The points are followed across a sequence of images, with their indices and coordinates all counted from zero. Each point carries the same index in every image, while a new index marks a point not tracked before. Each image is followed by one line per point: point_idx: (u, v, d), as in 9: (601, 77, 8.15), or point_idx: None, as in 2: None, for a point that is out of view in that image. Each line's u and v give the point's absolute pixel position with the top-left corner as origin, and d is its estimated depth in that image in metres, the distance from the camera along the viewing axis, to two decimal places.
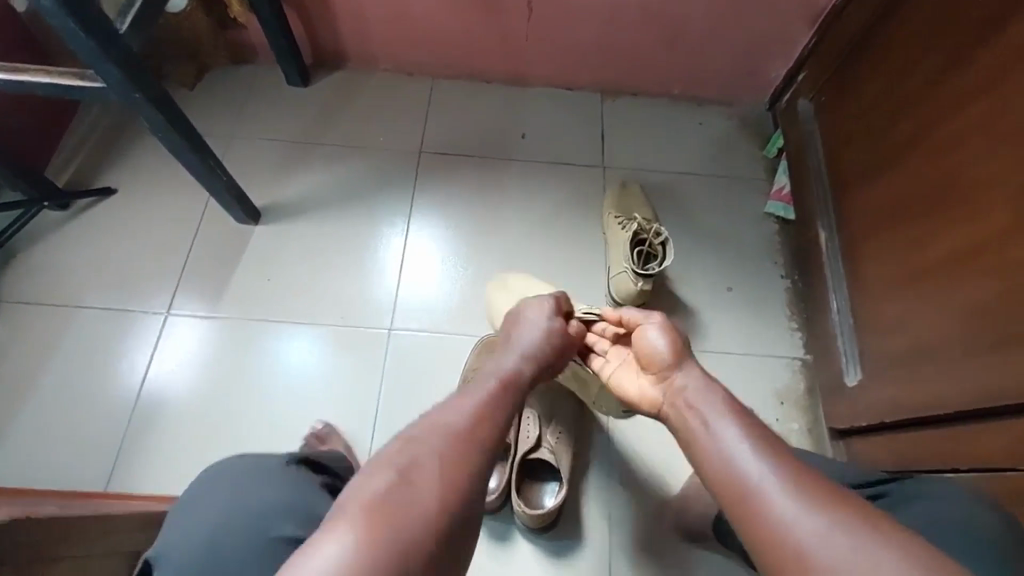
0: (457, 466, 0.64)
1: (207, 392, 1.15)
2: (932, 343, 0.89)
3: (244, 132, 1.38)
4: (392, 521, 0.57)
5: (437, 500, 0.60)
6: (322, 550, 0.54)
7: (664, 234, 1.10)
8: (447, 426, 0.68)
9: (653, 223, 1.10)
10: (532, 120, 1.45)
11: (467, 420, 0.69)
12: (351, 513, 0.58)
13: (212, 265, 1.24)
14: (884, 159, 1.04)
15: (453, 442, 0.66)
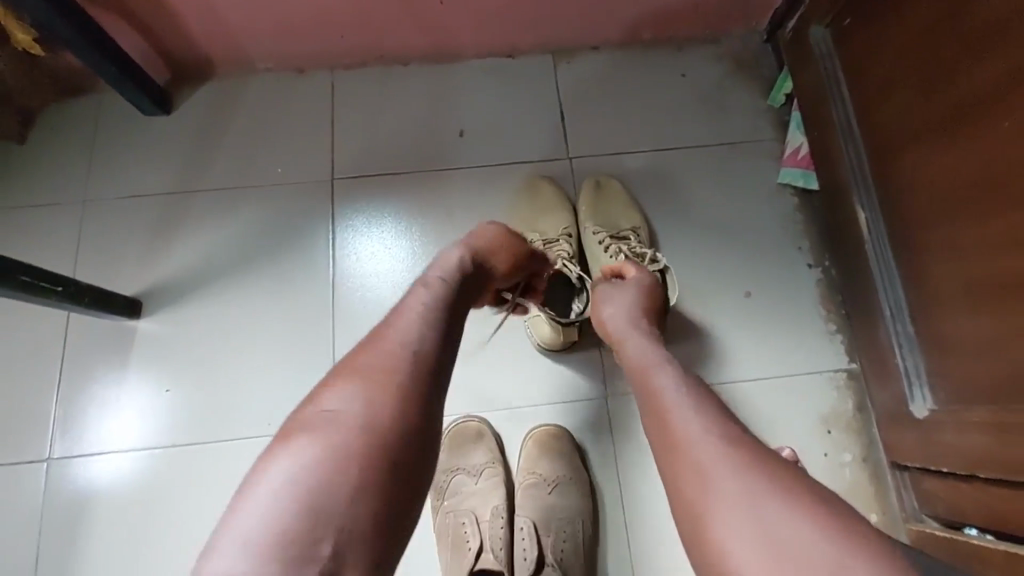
0: (399, 381, 0.58)
1: (123, 546, 0.92)
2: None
3: (101, 194, 1.06)
4: (325, 445, 0.53)
5: (377, 426, 0.55)
6: (253, 506, 0.51)
7: (660, 261, 0.93)
8: (389, 340, 0.60)
9: (647, 250, 0.95)
10: (471, 106, 1.12)
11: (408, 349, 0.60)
12: (287, 438, 0.54)
13: (97, 382, 0.98)
14: (948, 114, 0.74)
15: (396, 361, 0.59)
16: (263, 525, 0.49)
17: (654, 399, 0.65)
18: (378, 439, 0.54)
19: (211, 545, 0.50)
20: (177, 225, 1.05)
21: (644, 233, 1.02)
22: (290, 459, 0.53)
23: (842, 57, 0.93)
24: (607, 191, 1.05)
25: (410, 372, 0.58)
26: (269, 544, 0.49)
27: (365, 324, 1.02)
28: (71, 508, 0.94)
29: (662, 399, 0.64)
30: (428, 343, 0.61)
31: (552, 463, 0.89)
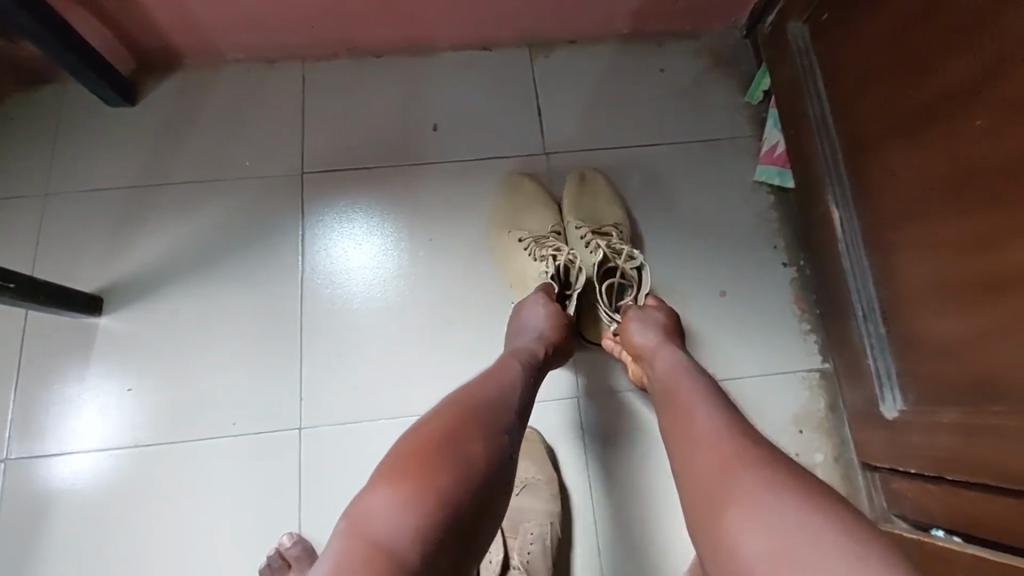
0: (497, 411, 0.65)
1: (86, 546, 0.90)
2: (1010, 381, 0.65)
3: (63, 187, 1.03)
4: (433, 473, 0.56)
5: (483, 446, 0.60)
6: (378, 504, 0.55)
7: (637, 257, 0.91)
8: (490, 393, 0.67)
9: (624, 247, 0.92)
10: (446, 101, 1.10)
11: (506, 389, 0.68)
12: (392, 468, 0.57)
13: (58, 379, 0.96)
14: (922, 113, 0.74)
15: (495, 398, 0.66)
16: (388, 528, 0.53)
17: (678, 402, 0.68)
18: (481, 474, 0.58)
19: (335, 544, 0.53)
20: (142, 219, 1.02)
21: (627, 229, 1.01)
22: (403, 485, 0.55)
23: (821, 54, 0.92)
24: (591, 186, 1.04)
25: (501, 415, 0.64)
26: (394, 540, 0.52)
27: (337, 324, 1.00)
28: (30, 507, 0.92)
29: (682, 402, 0.68)
30: (514, 394, 0.69)
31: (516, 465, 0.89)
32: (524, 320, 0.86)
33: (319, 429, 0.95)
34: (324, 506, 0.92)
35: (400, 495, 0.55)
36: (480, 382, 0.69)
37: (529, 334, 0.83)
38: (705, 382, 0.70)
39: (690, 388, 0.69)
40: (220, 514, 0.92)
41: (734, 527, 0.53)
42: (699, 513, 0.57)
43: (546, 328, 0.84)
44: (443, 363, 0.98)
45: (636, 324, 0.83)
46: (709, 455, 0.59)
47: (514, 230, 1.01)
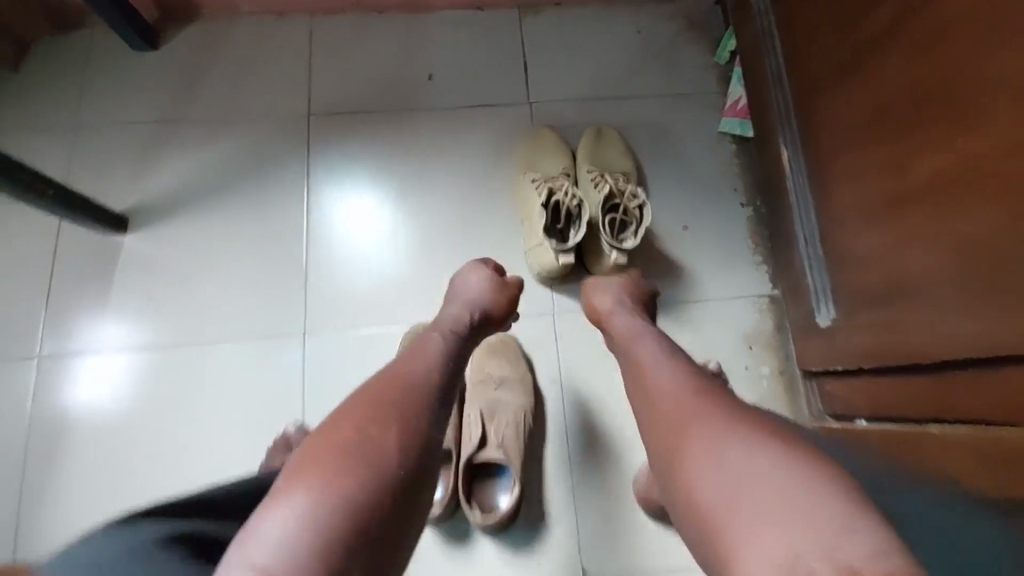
0: (409, 399, 0.64)
1: (108, 436, 1.01)
2: (913, 283, 0.75)
3: (91, 121, 1.13)
4: (337, 475, 0.56)
5: (390, 445, 0.60)
6: (273, 517, 0.53)
7: (641, 196, 0.93)
8: (405, 379, 0.67)
9: (628, 185, 0.94)
10: (441, 54, 1.20)
11: (424, 376, 0.68)
12: (298, 475, 0.56)
13: (87, 291, 1.06)
14: (855, 57, 0.84)
15: (405, 388, 0.65)
16: (290, 536, 0.52)
17: (640, 364, 0.72)
18: (410, 460, 0.60)
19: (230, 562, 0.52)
20: (162, 151, 1.12)
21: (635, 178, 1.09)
22: (308, 492, 0.55)
23: (776, 13, 1.03)
24: (606, 139, 1.13)
25: (417, 404, 0.64)
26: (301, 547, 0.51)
27: (338, 248, 1.10)
28: (60, 399, 1.02)
29: (642, 363, 0.72)
30: (434, 380, 0.68)
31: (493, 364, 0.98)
32: (464, 288, 0.86)
33: (321, 337, 1.06)
34: (325, 404, 1.03)
35: (301, 510, 0.53)
36: (399, 364, 0.69)
37: (471, 299, 0.83)
38: (663, 342, 0.74)
39: (647, 353, 0.72)
40: (231, 409, 1.03)
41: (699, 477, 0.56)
42: (667, 453, 0.61)
43: (486, 295, 0.85)
44: (433, 284, 1.08)
45: (599, 289, 0.87)
46: (670, 406, 0.63)
47: (530, 172, 1.09)
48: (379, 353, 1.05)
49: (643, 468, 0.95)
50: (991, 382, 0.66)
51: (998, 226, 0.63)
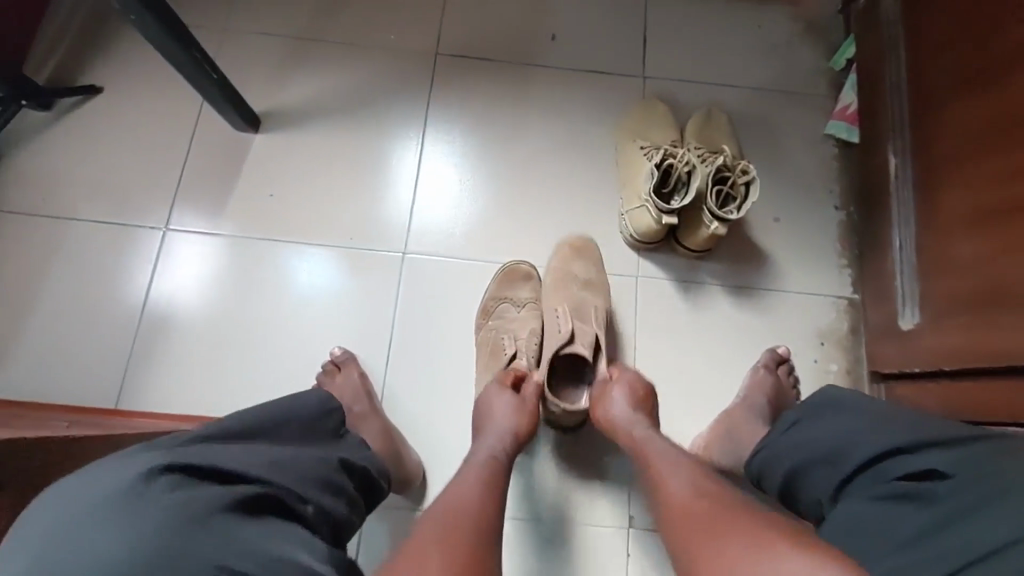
0: (475, 532, 0.62)
1: (211, 316, 1.08)
2: (1021, 288, 0.76)
3: (237, 28, 1.21)
4: None
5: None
6: None
7: (751, 172, 0.97)
8: (450, 506, 0.65)
9: (740, 161, 0.98)
10: (566, 19, 1.25)
11: (482, 507, 0.66)
12: None
13: (211, 181, 1.13)
14: (991, 67, 0.85)
15: (466, 518, 0.64)
16: None
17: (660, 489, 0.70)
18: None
19: None
20: (298, 65, 1.20)
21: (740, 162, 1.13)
22: None
23: (905, 23, 1.04)
24: (715, 123, 1.16)
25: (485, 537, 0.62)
26: None
27: (444, 181, 1.16)
28: (173, 274, 1.10)
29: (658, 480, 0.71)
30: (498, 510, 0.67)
31: (581, 263, 1.07)
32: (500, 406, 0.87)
33: (416, 260, 1.11)
34: (411, 322, 1.09)
35: None
36: (454, 496, 0.67)
37: (502, 428, 0.83)
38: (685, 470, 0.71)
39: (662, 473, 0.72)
40: (325, 311, 1.10)
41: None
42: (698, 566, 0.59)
43: (512, 420, 0.85)
44: (529, 227, 1.13)
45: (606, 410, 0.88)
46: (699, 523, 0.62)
47: (638, 139, 1.14)
48: (469, 283, 1.11)
49: (701, 437, 1.00)
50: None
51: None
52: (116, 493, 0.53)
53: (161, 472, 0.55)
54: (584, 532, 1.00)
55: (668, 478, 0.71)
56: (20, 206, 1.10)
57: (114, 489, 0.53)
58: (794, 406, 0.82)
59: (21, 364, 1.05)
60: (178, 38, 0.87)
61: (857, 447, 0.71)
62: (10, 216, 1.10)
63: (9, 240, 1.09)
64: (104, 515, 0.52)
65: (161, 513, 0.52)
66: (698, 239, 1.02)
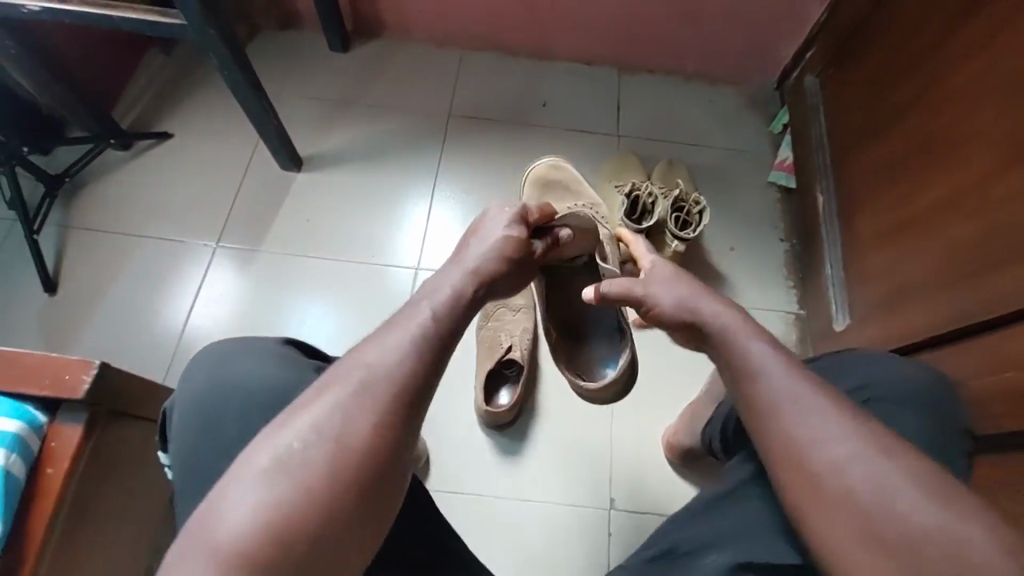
0: (374, 409, 0.54)
1: (250, 319, 1.25)
2: (922, 283, 0.95)
3: (288, 92, 1.49)
4: (274, 479, 0.51)
5: (328, 461, 0.52)
6: (229, 504, 0.50)
7: (703, 203, 1.21)
8: (358, 356, 0.57)
9: (695, 194, 1.22)
10: (555, 91, 1.55)
11: (388, 380, 0.56)
12: (238, 476, 0.52)
13: (257, 208, 1.35)
14: (884, 122, 1.10)
15: (364, 390, 0.55)
16: (236, 522, 0.50)
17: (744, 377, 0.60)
18: (359, 460, 0.52)
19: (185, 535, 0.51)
20: (336, 121, 1.47)
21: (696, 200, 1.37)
22: (254, 496, 0.50)
23: (824, 95, 1.33)
24: (676, 170, 1.42)
25: (376, 412, 0.54)
26: (242, 536, 0.49)
27: (453, 213, 1.38)
28: (220, 283, 1.28)
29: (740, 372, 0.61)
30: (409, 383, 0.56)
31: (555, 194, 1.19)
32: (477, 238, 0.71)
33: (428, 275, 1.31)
34: None
35: (242, 510, 0.50)
36: (359, 357, 0.57)
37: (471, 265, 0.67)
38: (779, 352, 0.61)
39: (760, 365, 0.60)
40: (348, 317, 1.27)
41: (811, 434, 0.55)
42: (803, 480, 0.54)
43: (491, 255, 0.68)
44: None
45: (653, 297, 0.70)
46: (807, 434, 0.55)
47: (614, 181, 1.38)
48: None
49: (669, 426, 1.13)
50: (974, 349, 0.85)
51: (988, 231, 0.84)
52: (260, 344, 0.71)
53: (284, 341, 0.72)
54: (570, 513, 1.08)
55: (742, 332, 0.63)
56: (94, 224, 1.30)
57: (256, 342, 0.71)
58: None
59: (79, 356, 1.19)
60: (257, 90, 1.12)
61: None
62: (84, 232, 1.29)
63: (80, 252, 1.28)
64: (247, 355, 0.69)
65: (289, 358, 0.69)
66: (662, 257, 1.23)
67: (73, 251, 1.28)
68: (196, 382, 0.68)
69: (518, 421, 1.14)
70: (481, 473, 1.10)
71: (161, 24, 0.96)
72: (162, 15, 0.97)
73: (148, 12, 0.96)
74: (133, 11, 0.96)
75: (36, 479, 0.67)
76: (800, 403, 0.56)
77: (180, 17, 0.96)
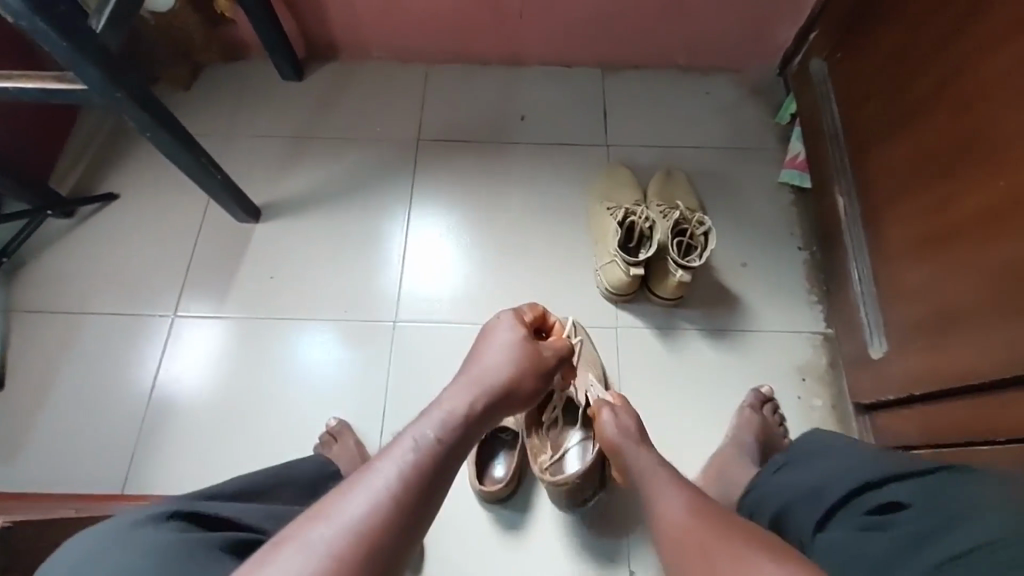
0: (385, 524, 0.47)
1: (215, 396, 1.14)
2: (969, 310, 0.81)
3: (242, 132, 1.36)
4: None
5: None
6: None
7: (707, 223, 1.06)
8: (372, 466, 0.51)
9: (695, 213, 1.08)
10: (533, 101, 1.39)
11: (409, 488, 0.50)
12: None
13: (217, 269, 1.23)
14: (907, 115, 0.95)
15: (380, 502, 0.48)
16: None
17: (661, 521, 0.64)
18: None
19: None
20: (295, 161, 1.33)
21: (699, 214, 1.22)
22: None
23: (835, 81, 1.17)
24: (674, 180, 1.27)
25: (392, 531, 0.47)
26: None
27: (431, 253, 1.25)
28: (176, 359, 1.16)
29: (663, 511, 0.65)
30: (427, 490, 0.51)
31: None
32: (488, 348, 0.68)
33: (406, 327, 1.18)
34: (406, 388, 1.14)
35: None
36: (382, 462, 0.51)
37: (481, 382, 0.63)
38: (685, 488, 0.67)
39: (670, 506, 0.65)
40: (325, 382, 1.15)
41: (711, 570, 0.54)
42: None
43: (508, 366, 0.66)
44: (512, 288, 1.21)
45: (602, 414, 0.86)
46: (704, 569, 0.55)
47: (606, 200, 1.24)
48: (458, 346, 1.17)
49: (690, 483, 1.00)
50: None
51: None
52: (136, 525, 0.55)
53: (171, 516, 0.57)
54: None
55: (661, 481, 0.70)
56: (42, 305, 1.19)
57: (132, 521, 0.56)
58: (784, 450, 0.84)
59: (34, 458, 1.09)
60: (187, 148, 0.99)
61: (836, 486, 0.70)
62: (32, 315, 1.18)
63: (28, 338, 1.17)
64: (118, 541, 0.54)
65: (164, 545, 0.53)
66: (667, 286, 1.09)
67: (21, 338, 1.17)
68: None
69: (518, 491, 1.02)
70: (483, 557, 0.98)
71: (60, 91, 0.83)
72: (61, 79, 0.84)
73: (43, 79, 0.83)
74: (26, 79, 0.83)
75: None
76: (704, 543, 0.57)
77: (79, 80, 0.82)
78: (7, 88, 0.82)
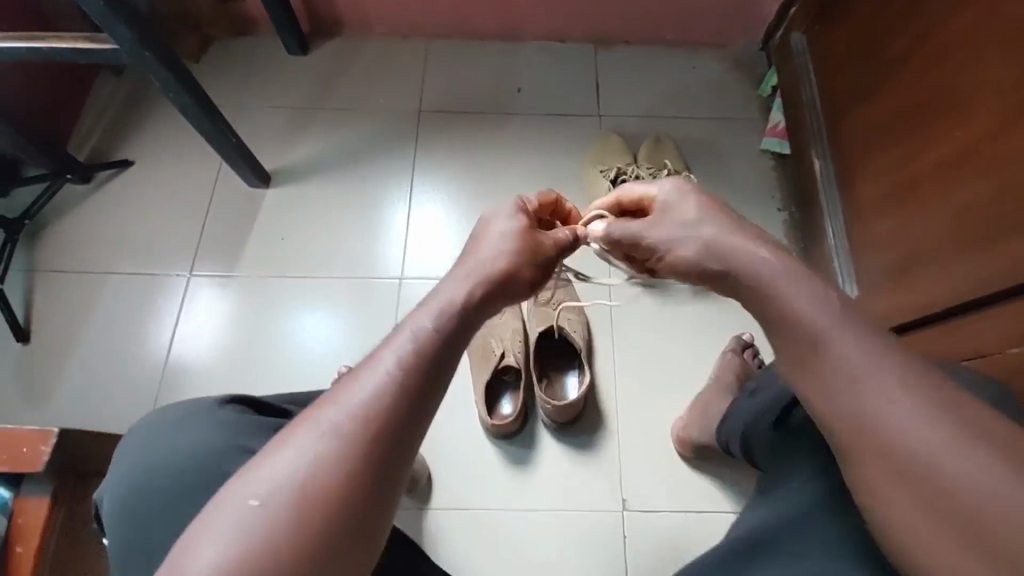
0: (383, 411, 0.46)
1: (233, 347, 1.21)
2: (933, 249, 0.89)
3: (250, 103, 1.42)
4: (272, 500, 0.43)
5: (330, 473, 0.44)
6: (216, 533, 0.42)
7: None
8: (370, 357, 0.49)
9: None
10: (528, 74, 1.46)
11: (406, 377, 0.47)
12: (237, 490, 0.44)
13: (230, 232, 1.29)
14: (880, 76, 1.02)
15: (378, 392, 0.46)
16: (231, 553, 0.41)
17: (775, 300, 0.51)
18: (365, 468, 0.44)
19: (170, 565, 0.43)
20: (302, 130, 1.40)
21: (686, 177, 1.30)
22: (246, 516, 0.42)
23: (813, 51, 1.25)
24: (663, 147, 1.35)
25: (392, 419, 0.46)
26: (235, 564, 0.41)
27: (433, 216, 1.32)
28: (196, 312, 1.23)
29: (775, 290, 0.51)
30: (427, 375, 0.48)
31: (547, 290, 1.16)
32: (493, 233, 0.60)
33: (412, 284, 1.26)
34: None
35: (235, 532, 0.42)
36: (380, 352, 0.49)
37: (486, 264, 0.57)
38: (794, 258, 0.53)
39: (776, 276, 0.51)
40: (336, 335, 1.22)
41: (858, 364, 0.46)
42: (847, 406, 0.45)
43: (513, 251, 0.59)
44: None
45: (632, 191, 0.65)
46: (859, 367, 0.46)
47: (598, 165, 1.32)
48: None
49: (678, 419, 1.08)
50: (993, 319, 0.78)
51: (1002, 193, 0.77)
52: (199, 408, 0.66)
53: (229, 399, 0.68)
54: (583, 520, 1.04)
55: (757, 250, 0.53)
56: (63, 265, 1.25)
57: (197, 404, 0.67)
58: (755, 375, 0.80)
59: (63, 403, 1.15)
60: (206, 111, 1.05)
61: None
62: (54, 274, 1.24)
63: (51, 296, 1.23)
64: (185, 420, 0.65)
65: (222, 419, 0.64)
66: None
67: (44, 295, 1.23)
68: (131, 455, 0.64)
69: (525, 429, 1.10)
70: (489, 488, 1.06)
71: (92, 51, 0.89)
72: (92, 41, 0.89)
73: (76, 40, 0.89)
74: (58, 40, 0.88)
75: (7, 559, 0.68)
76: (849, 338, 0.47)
77: (110, 40, 0.88)
78: (42, 48, 0.87)
